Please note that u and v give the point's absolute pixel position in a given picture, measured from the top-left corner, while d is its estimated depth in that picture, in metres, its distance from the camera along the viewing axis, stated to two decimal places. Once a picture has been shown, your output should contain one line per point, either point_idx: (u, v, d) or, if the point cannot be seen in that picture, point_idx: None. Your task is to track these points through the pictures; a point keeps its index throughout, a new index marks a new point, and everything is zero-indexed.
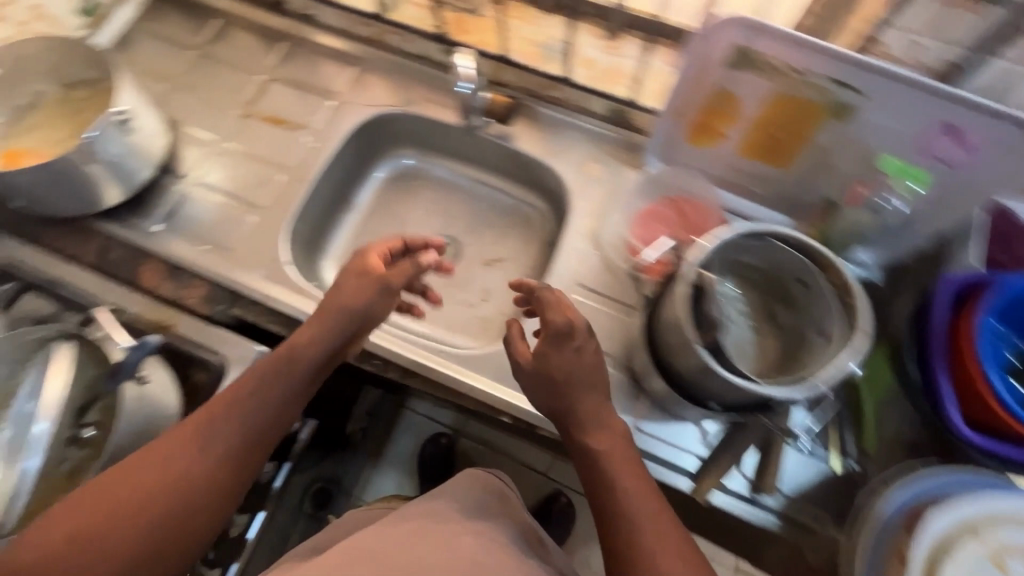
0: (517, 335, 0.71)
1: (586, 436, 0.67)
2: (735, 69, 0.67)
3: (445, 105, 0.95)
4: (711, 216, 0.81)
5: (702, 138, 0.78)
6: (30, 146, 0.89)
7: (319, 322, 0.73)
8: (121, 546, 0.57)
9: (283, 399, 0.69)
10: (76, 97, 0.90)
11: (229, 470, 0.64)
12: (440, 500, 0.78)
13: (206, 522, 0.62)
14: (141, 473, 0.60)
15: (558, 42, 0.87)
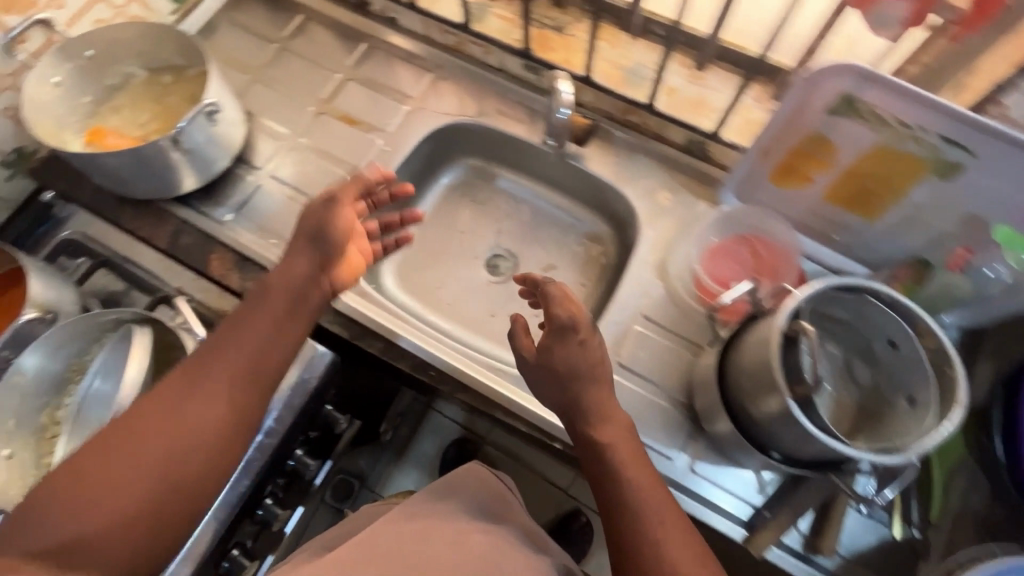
0: (520, 329, 0.70)
1: (589, 426, 0.67)
2: (839, 116, 0.65)
3: (517, 119, 0.94)
4: (789, 264, 0.80)
5: (787, 180, 0.76)
6: (113, 128, 0.90)
7: (291, 251, 0.73)
8: (130, 496, 0.55)
9: (269, 336, 0.66)
10: (162, 82, 0.92)
11: (226, 415, 0.61)
12: (450, 502, 0.71)
13: (208, 472, 0.59)
14: (138, 426, 0.58)
15: (641, 67, 0.87)
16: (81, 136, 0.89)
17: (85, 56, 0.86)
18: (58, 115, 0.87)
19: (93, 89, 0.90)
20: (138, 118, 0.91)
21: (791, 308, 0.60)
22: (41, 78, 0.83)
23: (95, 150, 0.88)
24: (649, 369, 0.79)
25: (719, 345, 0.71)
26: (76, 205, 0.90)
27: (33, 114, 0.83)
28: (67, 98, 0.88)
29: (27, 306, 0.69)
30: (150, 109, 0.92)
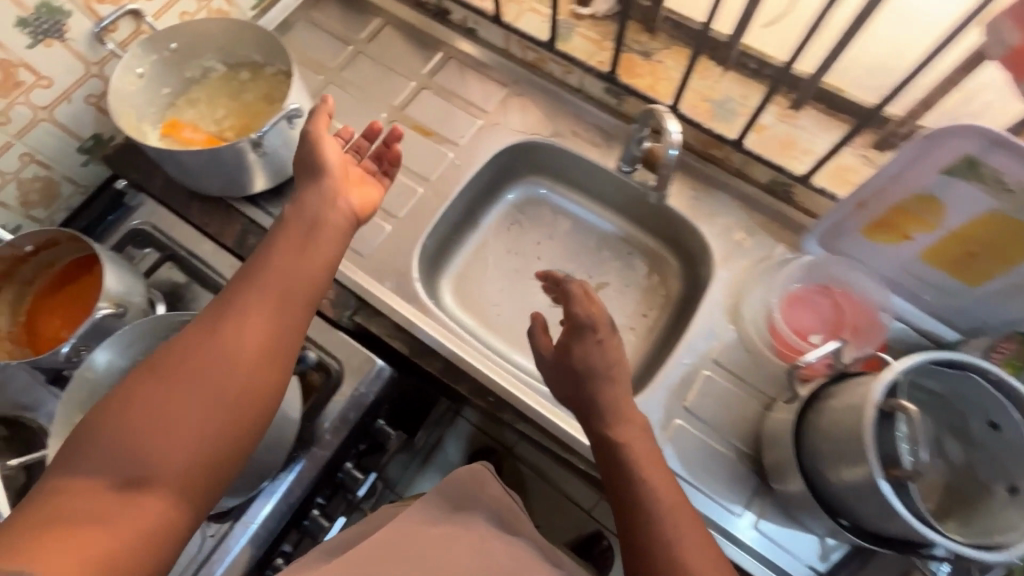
0: (540, 326, 0.70)
1: (606, 427, 0.64)
2: (955, 177, 0.62)
3: (592, 143, 0.92)
4: (878, 323, 0.76)
5: (881, 234, 0.72)
6: (191, 123, 0.90)
7: (302, 186, 0.70)
8: (188, 422, 0.52)
9: (292, 263, 0.63)
10: (240, 79, 0.91)
11: (261, 339, 0.57)
12: (470, 512, 0.69)
13: (259, 389, 0.56)
14: (184, 355, 0.55)
15: (730, 100, 0.84)
16: (160, 128, 0.89)
17: (171, 49, 0.86)
18: (139, 105, 0.87)
19: (174, 82, 0.90)
20: (215, 114, 0.91)
21: (885, 385, 0.55)
22: (127, 68, 0.83)
23: (173, 145, 0.87)
24: (716, 417, 0.76)
25: (798, 403, 0.67)
26: (146, 194, 0.90)
27: (118, 105, 0.83)
28: (149, 89, 0.88)
29: (101, 302, 0.71)
30: (227, 105, 0.91)
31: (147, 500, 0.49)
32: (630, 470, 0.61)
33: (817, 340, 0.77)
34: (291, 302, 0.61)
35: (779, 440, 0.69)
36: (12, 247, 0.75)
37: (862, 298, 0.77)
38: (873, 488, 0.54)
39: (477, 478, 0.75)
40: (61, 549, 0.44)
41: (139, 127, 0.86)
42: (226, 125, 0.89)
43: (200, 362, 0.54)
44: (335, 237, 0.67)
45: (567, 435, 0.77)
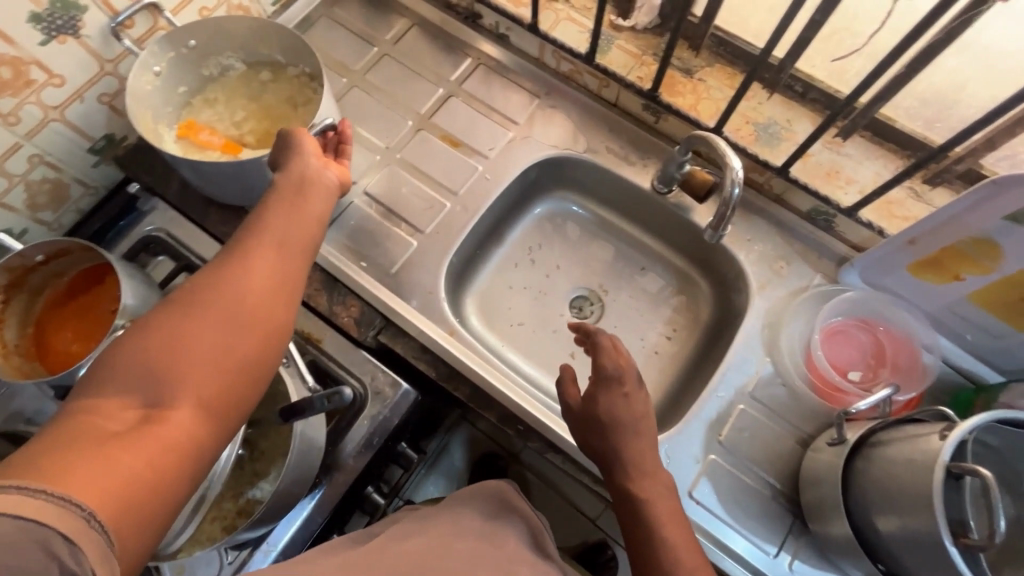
0: (568, 376, 0.66)
1: (629, 482, 0.61)
2: (1019, 223, 0.59)
3: (628, 160, 0.88)
4: (921, 363, 0.74)
5: (930, 273, 0.70)
6: (207, 125, 0.85)
7: (279, 156, 0.62)
8: (204, 349, 0.45)
9: (293, 206, 0.57)
10: (263, 77, 0.87)
11: (272, 269, 0.51)
12: (502, 527, 0.65)
13: (273, 319, 0.50)
14: (194, 288, 0.48)
15: (774, 124, 0.81)
16: (174, 130, 0.84)
17: (190, 47, 0.81)
18: (154, 105, 0.82)
19: (189, 79, 0.85)
20: (233, 116, 0.86)
21: (953, 444, 0.53)
22: (145, 67, 0.78)
23: (189, 150, 0.82)
24: (751, 453, 0.74)
25: (844, 447, 0.66)
26: (160, 198, 0.86)
27: (134, 107, 0.78)
28: (164, 88, 0.82)
29: (118, 320, 0.67)
30: (245, 106, 0.86)
31: (168, 423, 0.42)
32: (652, 529, 0.58)
33: (855, 376, 0.76)
34: (297, 238, 0.55)
35: (820, 484, 0.67)
36: (23, 258, 0.71)
37: (904, 337, 0.76)
38: (939, 552, 0.52)
39: (506, 499, 0.71)
40: (69, 478, 0.36)
41: (155, 131, 0.81)
42: (244, 130, 0.84)
43: (211, 290, 0.48)
44: (330, 190, 0.61)
45: (597, 470, 0.75)
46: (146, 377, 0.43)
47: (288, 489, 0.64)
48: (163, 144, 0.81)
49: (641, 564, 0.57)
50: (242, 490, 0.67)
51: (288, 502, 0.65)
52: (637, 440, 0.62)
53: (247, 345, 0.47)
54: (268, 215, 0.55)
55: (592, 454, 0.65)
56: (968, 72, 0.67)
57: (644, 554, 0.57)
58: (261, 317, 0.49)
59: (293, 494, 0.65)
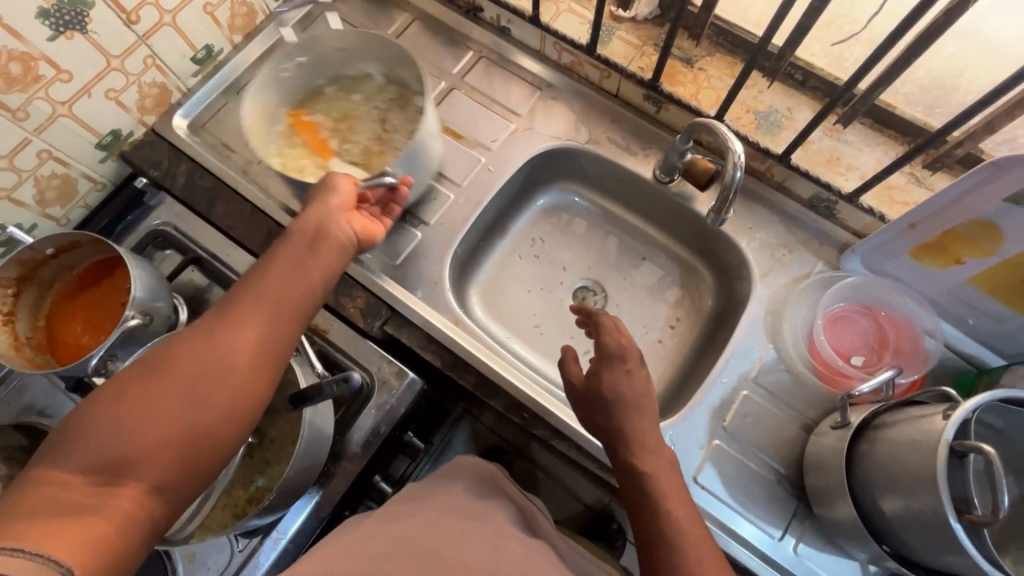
0: (569, 356, 0.68)
1: (632, 457, 0.62)
2: (1019, 205, 0.59)
3: (629, 150, 0.89)
4: (924, 348, 0.75)
5: (931, 256, 0.71)
6: (319, 116, 0.86)
7: (311, 197, 0.67)
8: (182, 416, 0.48)
9: (299, 264, 0.60)
10: (384, 85, 0.87)
11: (261, 336, 0.55)
12: (494, 505, 0.67)
13: (252, 386, 0.53)
14: (182, 348, 0.51)
15: (775, 112, 0.81)
16: (285, 114, 0.86)
17: (338, 50, 0.84)
18: (282, 86, 0.84)
19: (326, 71, 0.87)
20: (340, 118, 0.86)
21: (955, 424, 0.53)
22: (288, 56, 0.82)
23: (289, 135, 0.85)
24: (755, 438, 0.75)
25: (848, 430, 0.66)
26: (166, 193, 0.87)
27: (258, 87, 0.80)
28: (298, 74, 0.85)
29: (129, 311, 0.68)
30: (361, 108, 0.86)
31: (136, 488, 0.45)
32: (653, 501, 0.59)
33: (858, 362, 0.76)
34: (297, 298, 0.59)
35: (824, 467, 0.68)
36: (33, 250, 0.72)
37: (906, 321, 0.77)
38: (944, 528, 0.52)
39: (496, 483, 0.73)
40: (40, 537, 0.39)
41: (269, 109, 0.84)
42: (342, 137, 0.85)
43: (198, 350, 0.51)
44: (342, 248, 0.65)
45: (600, 456, 0.76)
46: (122, 437, 0.46)
47: (298, 475, 0.64)
48: (267, 125, 0.83)
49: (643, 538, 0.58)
50: (253, 478, 0.68)
51: (298, 490, 0.65)
52: (641, 419, 0.64)
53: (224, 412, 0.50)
54: (272, 276, 0.58)
55: (596, 430, 0.66)
56: (965, 57, 0.68)
57: (646, 525, 0.58)
58: (242, 382, 0.52)
59: (302, 481, 0.65)
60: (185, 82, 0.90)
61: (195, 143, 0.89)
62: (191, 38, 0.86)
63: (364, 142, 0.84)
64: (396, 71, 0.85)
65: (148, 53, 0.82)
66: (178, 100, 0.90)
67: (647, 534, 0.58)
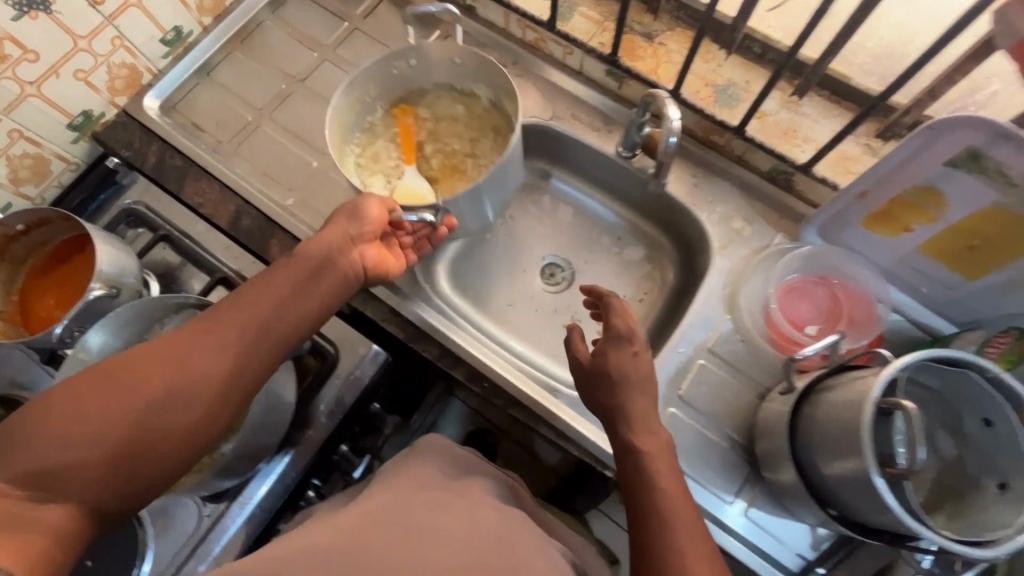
0: (575, 335, 0.70)
1: (632, 435, 0.64)
2: (958, 169, 0.60)
3: (592, 126, 0.90)
4: (875, 317, 0.76)
5: (882, 225, 0.72)
6: (422, 115, 0.86)
7: (343, 214, 0.69)
8: (135, 440, 0.52)
9: (290, 299, 0.64)
10: (487, 102, 0.85)
11: (228, 371, 0.58)
12: (472, 482, 0.68)
13: (209, 418, 0.57)
14: (149, 367, 0.55)
15: (733, 85, 0.82)
16: (388, 106, 0.85)
17: (455, 63, 0.81)
18: (393, 82, 0.83)
19: (443, 78, 0.85)
20: (440, 123, 0.85)
21: (883, 382, 0.55)
22: (403, 56, 0.80)
23: (384, 127, 0.85)
24: (709, 407, 0.76)
25: (793, 394, 0.68)
26: (137, 172, 0.90)
27: (363, 78, 0.79)
28: (415, 74, 0.84)
29: (94, 283, 0.70)
30: (460, 117, 0.85)
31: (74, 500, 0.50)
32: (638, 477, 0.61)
33: (812, 330, 0.78)
34: (278, 333, 0.62)
35: (772, 432, 0.69)
36: (3, 226, 0.74)
37: (860, 291, 0.77)
38: (868, 483, 0.53)
39: (477, 463, 0.75)
40: None
41: (368, 100, 0.83)
42: (429, 143, 0.85)
43: (164, 375, 0.55)
44: (339, 283, 0.68)
45: (555, 422, 0.78)
46: (73, 450, 0.50)
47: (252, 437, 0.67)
48: (358, 116, 0.83)
49: (635, 518, 0.59)
50: None
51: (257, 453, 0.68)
52: (636, 395, 0.65)
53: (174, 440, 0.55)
54: (256, 310, 0.61)
55: (596, 408, 0.68)
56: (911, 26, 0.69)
57: (639, 503, 0.60)
58: (200, 413, 0.56)
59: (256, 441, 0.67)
60: (156, 64, 0.91)
61: (166, 123, 0.91)
62: (159, 19, 0.87)
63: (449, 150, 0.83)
64: (503, 95, 0.82)
65: (115, 34, 0.83)
66: (149, 81, 0.92)
67: (642, 512, 0.59)
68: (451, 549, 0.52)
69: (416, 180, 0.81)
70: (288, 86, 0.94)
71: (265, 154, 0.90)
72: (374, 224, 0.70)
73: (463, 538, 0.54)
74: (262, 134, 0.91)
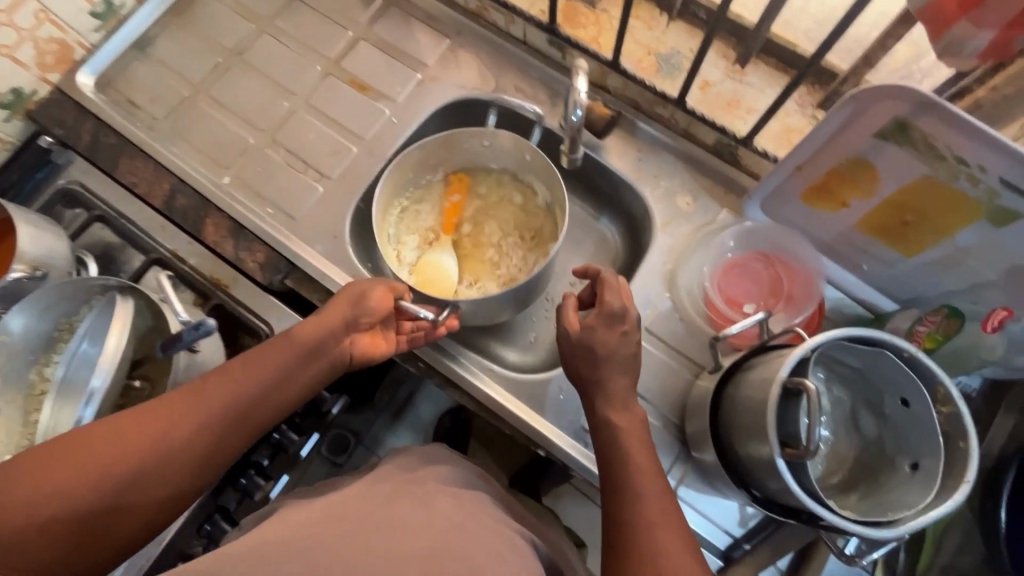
0: (567, 306, 0.68)
1: (610, 411, 0.63)
2: (887, 140, 0.58)
3: (536, 99, 0.87)
4: (812, 294, 0.74)
5: (820, 201, 0.69)
6: (476, 193, 0.87)
7: (348, 294, 0.69)
8: (99, 511, 0.52)
9: (281, 377, 0.62)
10: (540, 200, 0.85)
11: (204, 451, 0.57)
12: (436, 468, 0.67)
13: (176, 498, 0.55)
14: (130, 434, 0.54)
15: (676, 54, 0.81)
16: (447, 174, 0.86)
17: (523, 158, 0.82)
18: (459, 154, 0.84)
19: (507, 163, 0.85)
20: (490, 206, 0.87)
21: (793, 361, 0.53)
22: (479, 138, 0.81)
23: (435, 194, 0.87)
24: (644, 387, 0.75)
25: (719, 372, 0.67)
26: (74, 150, 0.86)
27: (429, 146, 0.81)
28: (482, 150, 0.84)
29: (15, 264, 0.69)
30: (511, 205, 0.86)
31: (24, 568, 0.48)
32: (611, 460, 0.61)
33: (749, 309, 0.76)
34: (260, 415, 0.61)
35: (700, 412, 0.68)
36: None
37: (799, 268, 0.76)
38: (772, 464, 0.53)
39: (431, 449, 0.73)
40: None
41: (429, 164, 0.84)
42: (470, 225, 0.86)
43: (141, 446, 0.54)
44: (326, 368, 0.66)
45: (484, 402, 0.77)
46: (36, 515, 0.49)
47: None
48: (416, 175, 0.85)
49: (610, 494, 0.59)
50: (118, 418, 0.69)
51: None
52: (609, 357, 0.64)
53: (137, 518, 0.53)
54: (245, 386, 0.60)
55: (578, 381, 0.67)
56: None
57: (611, 480, 0.60)
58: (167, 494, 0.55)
59: None
60: (87, 38, 0.88)
61: (100, 100, 0.88)
62: None
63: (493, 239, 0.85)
64: (557, 203, 0.82)
65: (39, 7, 0.80)
66: (82, 56, 0.89)
67: (625, 487, 0.58)
68: (417, 532, 0.52)
69: (446, 260, 0.84)
70: (225, 59, 0.92)
71: (203, 131, 0.88)
72: (375, 310, 0.68)
73: (432, 525, 0.54)
74: (199, 110, 0.89)
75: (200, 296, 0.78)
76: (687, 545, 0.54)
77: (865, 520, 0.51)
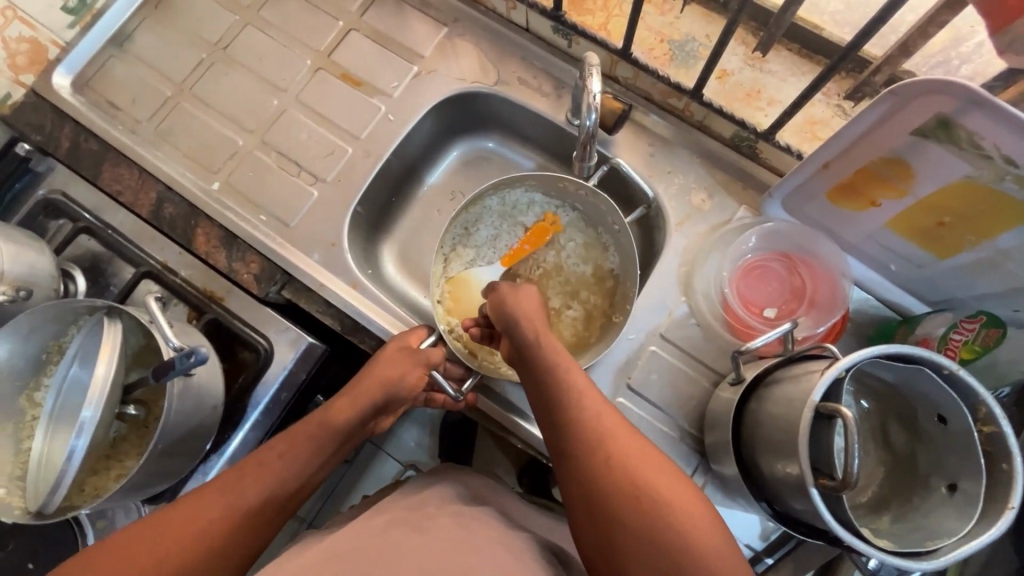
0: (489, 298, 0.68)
1: (547, 375, 0.58)
2: (927, 139, 0.53)
3: (541, 91, 0.82)
4: (839, 303, 0.70)
5: (849, 201, 0.65)
6: (567, 230, 0.82)
7: (376, 368, 0.67)
8: None
9: (316, 456, 0.59)
10: (610, 270, 0.79)
11: (248, 537, 0.51)
12: (434, 492, 0.64)
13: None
14: (172, 529, 0.48)
15: (692, 41, 0.76)
16: (546, 212, 0.82)
17: (611, 226, 0.77)
18: (555, 191, 0.79)
19: (583, 210, 0.80)
20: (576, 256, 0.81)
21: (826, 383, 0.50)
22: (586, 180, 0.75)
23: (520, 212, 0.82)
24: (661, 397, 0.72)
25: (741, 386, 0.63)
26: (55, 158, 0.80)
27: (517, 176, 0.76)
28: (575, 196, 0.78)
29: None
30: (585, 271, 0.80)
31: None
32: (563, 431, 0.53)
33: (770, 314, 0.73)
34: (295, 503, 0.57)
35: (722, 424, 0.65)
36: None
37: (826, 274, 0.72)
38: (803, 491, 0.50)
39: (440, 474, 0.71)
40: None
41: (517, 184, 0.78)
42: (538, 275, 0.81)
43: (184, 536, 0.48)
44: (349, 446, 0.65)
45: (495, 416, 0.74)
46: None
47: (177, 450, 0.62)
48: (498, 193, 0.80)
49: (568, 469, 0.52)
50: (117, 446, 0.66)
51: (175, 470, 0.64)
52: None
53: None
54: (284, 468, 0.56)
55: None
56: None
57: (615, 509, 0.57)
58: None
59: (185, 450, 0.63)
60: (60, 35, 0.84)
61: (78, 103, 0.83)
62: None
63: (560, 299, 0.80)
64: (627, 276, 0.77)
65: None
66: (56, 55, 0.84)
67: (614, 461, 0.49)
68: (425, 565, 0.49)
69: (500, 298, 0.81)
70: (208, 55, 0.86)
71: (189, 133, 0.84)
72: (409, 388, 0.68)
73: (432, 551, 0.51)
74: (183, 111, 0.84)
75: (194, 310, 0.74)
76: (700, 505, 0.47)
77: (902, 550, 0.48)
